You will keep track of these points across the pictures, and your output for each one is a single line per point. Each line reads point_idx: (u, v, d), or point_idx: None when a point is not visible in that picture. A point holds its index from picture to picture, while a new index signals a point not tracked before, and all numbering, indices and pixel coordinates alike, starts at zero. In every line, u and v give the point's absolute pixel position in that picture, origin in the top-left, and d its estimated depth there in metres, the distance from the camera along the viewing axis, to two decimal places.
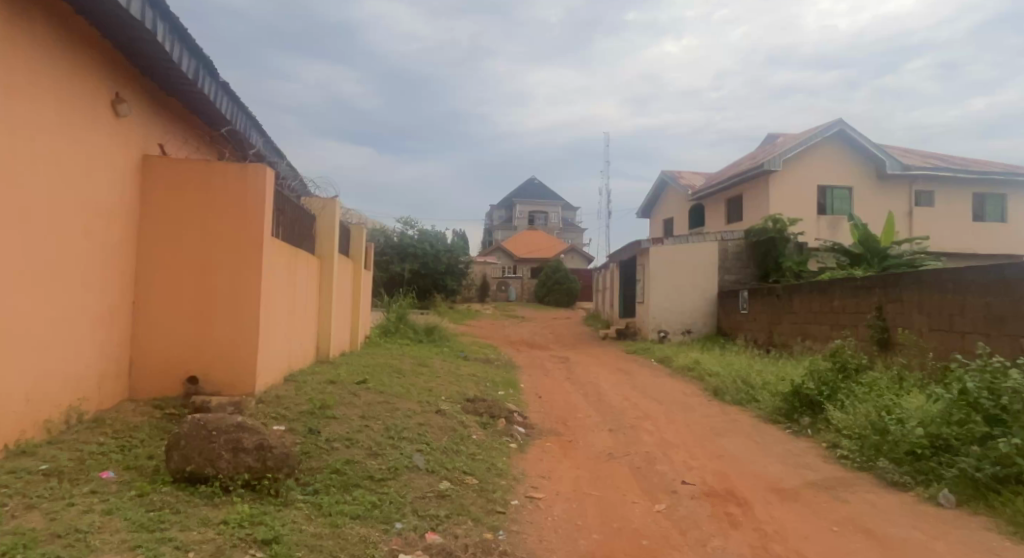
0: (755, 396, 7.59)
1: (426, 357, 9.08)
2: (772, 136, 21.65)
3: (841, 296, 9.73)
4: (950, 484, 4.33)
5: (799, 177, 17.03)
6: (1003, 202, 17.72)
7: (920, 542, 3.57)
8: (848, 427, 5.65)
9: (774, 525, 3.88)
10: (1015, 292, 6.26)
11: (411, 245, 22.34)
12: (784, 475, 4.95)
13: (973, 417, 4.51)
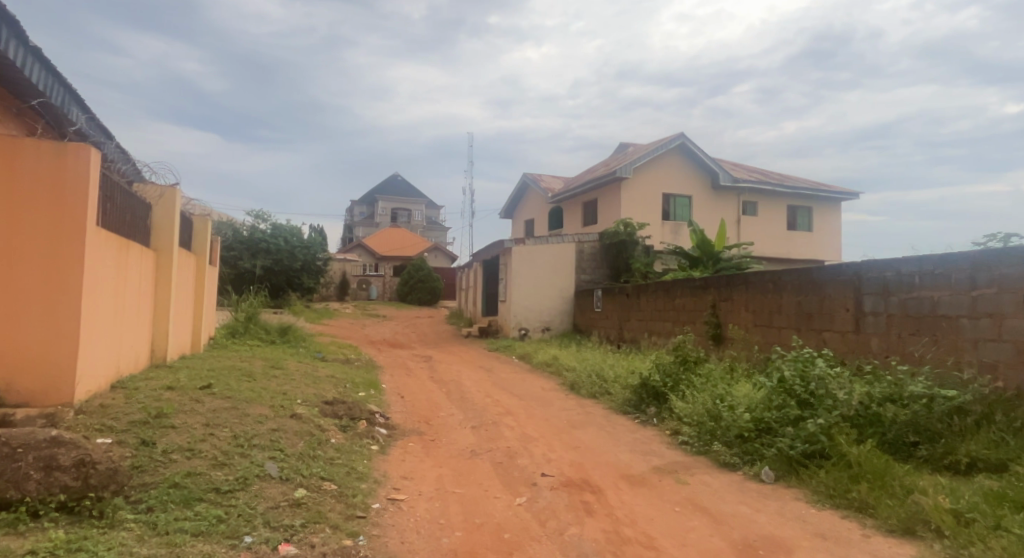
0: (608, 388, 8.07)
1: (279, 358, 8.56)
2: (624, 145, 23.17)
3: (681, 295, 10.66)
4: (770, 462, 4.89)
5: (647, 184, 18.38)
6: (810, 214, 20.40)
7: (746, 515, 4.00)
8: (687, 415, 6.19)
9: (624, 510, 4.15)
10: (819, 291, 7.26)
11: (263, 239, 20.93)
12: (632, 462, 5.32)
13: (788, 403, 5.21)
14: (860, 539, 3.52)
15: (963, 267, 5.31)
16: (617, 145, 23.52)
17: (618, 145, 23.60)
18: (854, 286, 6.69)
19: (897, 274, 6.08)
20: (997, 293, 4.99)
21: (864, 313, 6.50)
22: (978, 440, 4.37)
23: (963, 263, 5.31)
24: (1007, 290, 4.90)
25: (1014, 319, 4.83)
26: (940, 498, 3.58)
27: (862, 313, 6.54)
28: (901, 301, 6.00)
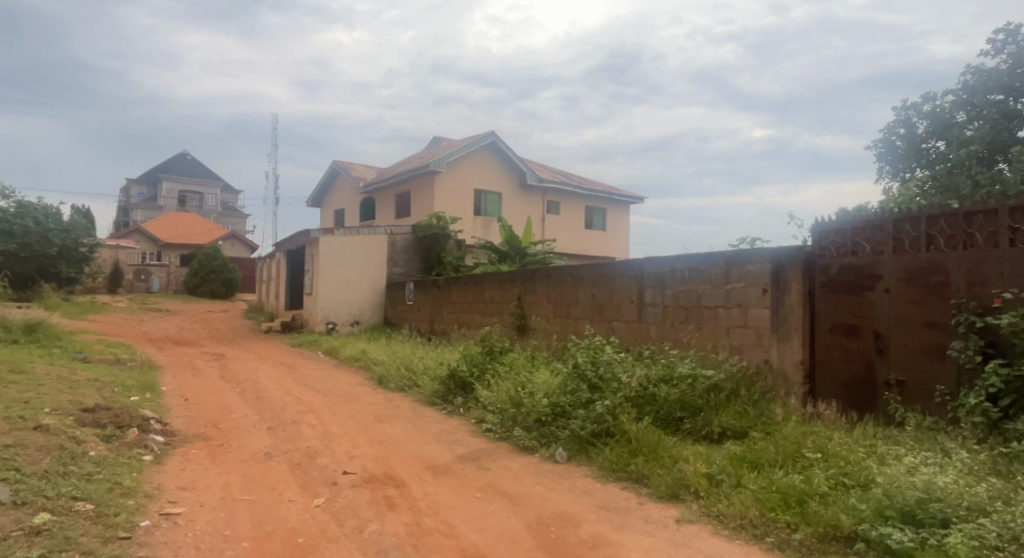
0: (416, 381, 8.05)
1: (23, 361, 7.15)
2: (438, 139, 23.31)
3: (489, 288, 11.03)
4: (563, 443, 5.24)
5: (459, 179, 18.69)
6: (604, 215, 22.37)
7: (541, 495, 4.24)
8: (491, 403, 6.40)
9: (427, 501, 4.15)
10: (610, 284, 7.97)
11: (4, 219, 17.30)
12: (437, 452, 5.35)
13: (581, 387, 5.66)
14: (636, 507, 3.93)
15: (720, 263, 6.20)
16: (431, 138, 23.62)
17: (433, 139, 23.71)
18: (637, 280, 7.45)
19: (671, 270, 6.90)
20: (744, 286, 5.91)
21: (646, 304, 7.28)
22: (728, 412, 5.15)
23: (720, 260, 6.19)
24: (752, 284, 5.82)
25: (756, 308, 5.75)
26: (697, 464, 4.14)
27: (644, 304, 7.31)
28: (674, 293, 6.82)
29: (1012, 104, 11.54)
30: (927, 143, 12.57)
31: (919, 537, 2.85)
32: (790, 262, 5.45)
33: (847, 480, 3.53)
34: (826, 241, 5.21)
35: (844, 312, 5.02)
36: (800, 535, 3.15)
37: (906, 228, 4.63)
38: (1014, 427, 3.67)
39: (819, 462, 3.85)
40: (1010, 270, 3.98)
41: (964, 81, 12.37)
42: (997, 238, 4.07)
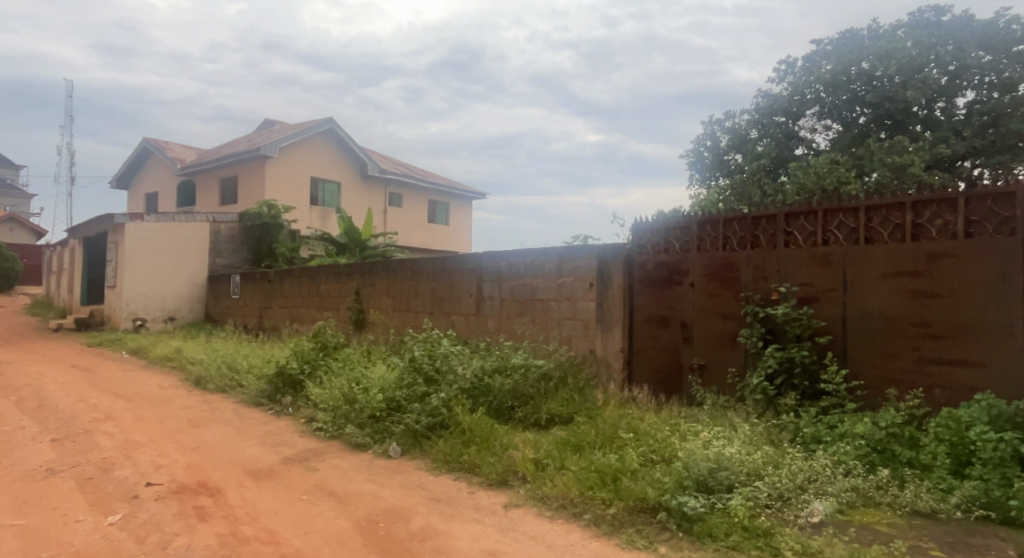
0: (240, 381, 7.45)
1: None
2: (270, 121, 21.79)
3: (325, 280, 10.54)
4: (397, 437, 5.16)
5: (293, 166, 17.64)
6: (447, 210, 22.44)
7: (371, 493, 4.14)
8: (323, 401, 6.11)
9: (245, 508, 3.85)
10: (449, 278, 8.01)
11: None
12: (260, 456, 5.01)
13: (417, 380, 5.61)
14: (467, 496, 3.99)
15: (552, 259, 6.50)
16: (263, 120, 22.02)
17: (264, 121, 22.11)
18: (476, 275, 7.56)
19: (508, 264, 7.09)
20: (573, 280, 6.27)
21: (484, 297, 7.42)
22: (556, 399, 5.44)
23: (552, 256, 6.50)
24: (580, 278, 6.19)
25: (584, 301, 6.14)
26: (526, 450, 4.31)
27: (482, 297, 7.45)
28: (511, 287, 7.03)
29: (792, 126, 13.54)
30: (728, 155, 14.32)
31: (709, 503, 3.21)
32: (613, 258, 5.89)
33: (654, 456, 3.89)
34: (644, 240, 5.69)
35: (657, 304, 5.53)
36: (612, 510, 3.37)
37: (708, 229, 5.20)
38: (785, 402, 4.30)
39: (632, 441, 4.21)
40: (785, 267, 4.64)
41: (756, 103, 14.31)
42: (776, 240, 4.72)
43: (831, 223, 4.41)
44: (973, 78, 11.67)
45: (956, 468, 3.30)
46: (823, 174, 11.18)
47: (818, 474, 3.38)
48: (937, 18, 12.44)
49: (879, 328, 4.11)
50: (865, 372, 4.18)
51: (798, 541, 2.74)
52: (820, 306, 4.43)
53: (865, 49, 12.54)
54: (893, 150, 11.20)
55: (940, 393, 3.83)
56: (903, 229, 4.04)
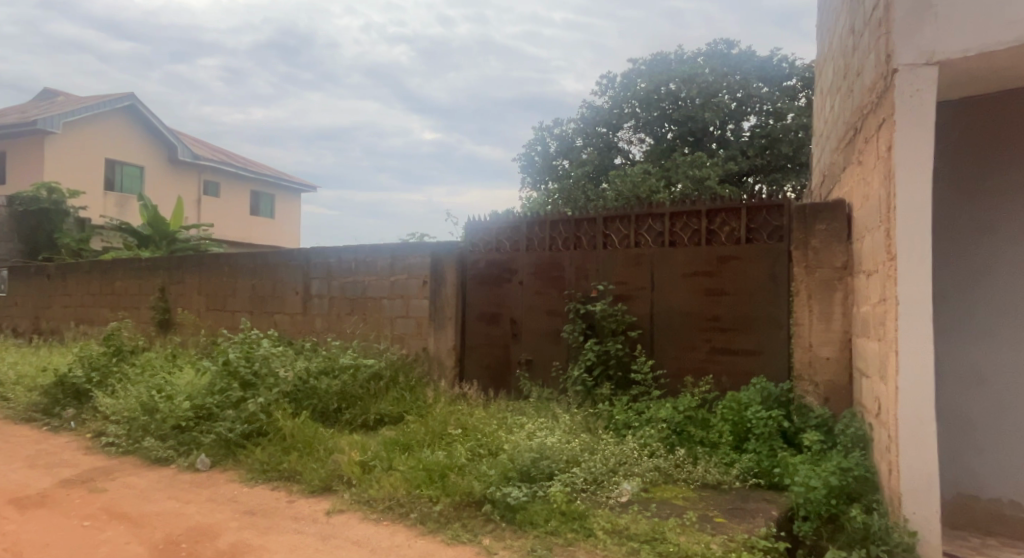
0: (4, 394, 6.28)
1: None
2: (53, 91, 18.74)
3: (122, 277, 9.29)
4: (206, 449, 4.68)
5: (82, 144, 15.33)
6: (272, 202, 20.98)
7: (172, 511, 3.71)
8: (115, 412, 5.36)
9: (3, 544, 3.24)
10: (271, 274, 7.47)
11: None
12: (29, 480, 4.25)
13: (231, 385, 5.10)
14: (286, 506, 3.74)
15: (385, 256, 6.35)
16: (43, 90, 18.86)
17: (45, 90, 18.96)
18: (302, 272, 7.13)
19: (337, 261, 6.78)
20: (406, 278, 6.18)
21: (311, 295, 7.04)
22: (386, 399, 5.32)
23: (385, 253, 6.35)
24: (413, 276, 6.12)
25: (416, 298, 6.08)
26: (352, 453, 4.14)
27: (309, 296, 7.06)
28: (341, 285, 6.74)
29: (612, 137, 14.64)
30: (557, 161, 15.13)
31: (531, 491, 3.33)
32: (446, 256, 5.91)
33: (481, 449, 3.96)
34: (476, 239, 5.78)
35: (488, 301, 5.65)
36: (439, 507, 3.35)
37: (536, 230, 5.42)
38: (600, 392, 4.63)
39: (461, 437, 4.25)
40: (603, 267, 4.98)
41: (581, 114, 15.28)
42: (596, 241, 5.05)
43: (641, 227, 4.83)
44: (755, 106, 13.61)
45: (736, 444, 3.80)
46: (638, 183, 12.30)
47: (628, 457, 3.68)
48: (727, 50, 14.31)
49: (680, 322, 4.59)
50: (668, 362, 4.64)
51: (609, 520, 2.95)
52: (632, 303, 4.83)
53: (672, 70, 14.12)
54: (694, 164, 12.59)
55: (726, 379, 4.37)
56: (700, 234, 4.54)
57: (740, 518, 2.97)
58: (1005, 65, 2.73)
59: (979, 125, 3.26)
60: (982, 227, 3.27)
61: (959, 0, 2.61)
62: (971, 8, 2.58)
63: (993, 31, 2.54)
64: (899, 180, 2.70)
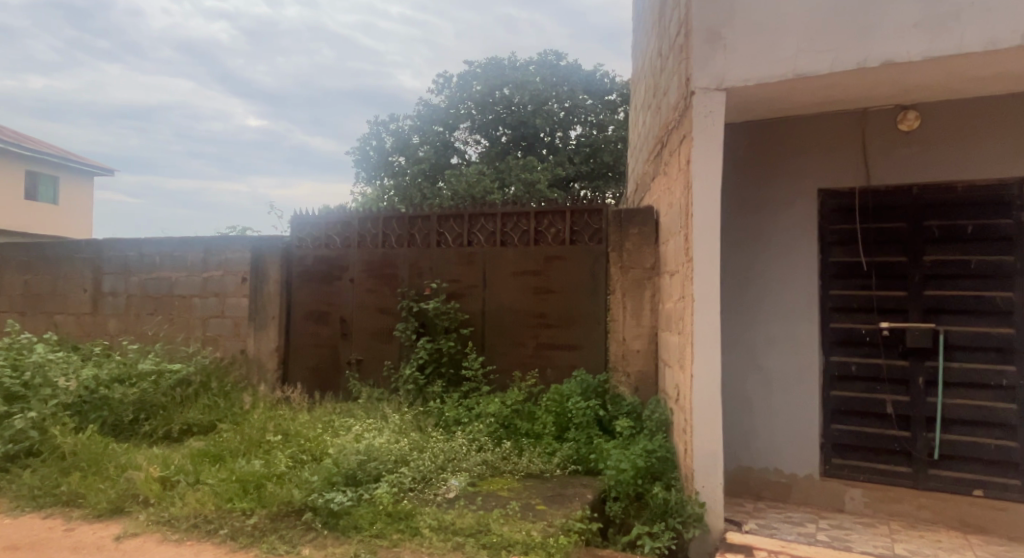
0: None
1: None
2: None
3: None
4: None
5: None
6: (55, 185, 18.07)
7: None
8: None
9: None
10: (51, 268, 6.41)
11: None
12: None
13: None
14: (61, 536, 3.23)
15: (196, 251, 5.76)
16: None
17: None
18: (92, 267, 6.21)
19: (138, 255, 6.01)
20: (221, 275, 5.66)
21: (104, 293, 6.17)
22: (194, 407, 4.82)
23: (196, 247, 5.76)
24: (230, 272, 5.62)
25: (233, 297, 5.60)
26: (150, 469, 3.67)
27: (100, 294, 6.17)
28: (141, 282, 5.99)
29: (448, 136, 14.69)
30: (392, 157, 14.90)
31: (356, 495, 3.22)
32: (268, 252, 5.52)
33: (303, 456, 3.75)
34: (303, 234, 5.47)
35: (315, 300, 5.37)
36: (253, 520, 3.11)
37: (368, 227, 5.26)
38: (432, 390, 4.63)
39: (280, 444, 3.98)
40: (437, 265, 4.98)
41: (418, 111, 15.21)
42: (429, 239, 5.03)
43: (474, 227, 4.90)
44: (581, 116, 14.53)
45: (558, 434, 4.02)
46: (473, 183, 12.53)
47: (456, 453, 3.72)
48: (556, 61, 15.13)
49: (509, 319, 4.74)
50: (497, 358, 4.77)
51: (434, 517, 2.95)
52: (464, 301, 4.89)
53: (506, 76, 14.60)
54: (526, 168, 13.13)
55: (550, 373, 4.62)
56: (529, 234, 4.72)
57: (558, 504, 3.14)
58: (776, 96, 3.19)
59: (759, 146, 3.77)
60: (760, 233, 3.78)
61: (744, 35, 3.00)
62: (752, 43, 2.98)
63: (768, 65, 2.95)
64: (697, 191, 3.03)
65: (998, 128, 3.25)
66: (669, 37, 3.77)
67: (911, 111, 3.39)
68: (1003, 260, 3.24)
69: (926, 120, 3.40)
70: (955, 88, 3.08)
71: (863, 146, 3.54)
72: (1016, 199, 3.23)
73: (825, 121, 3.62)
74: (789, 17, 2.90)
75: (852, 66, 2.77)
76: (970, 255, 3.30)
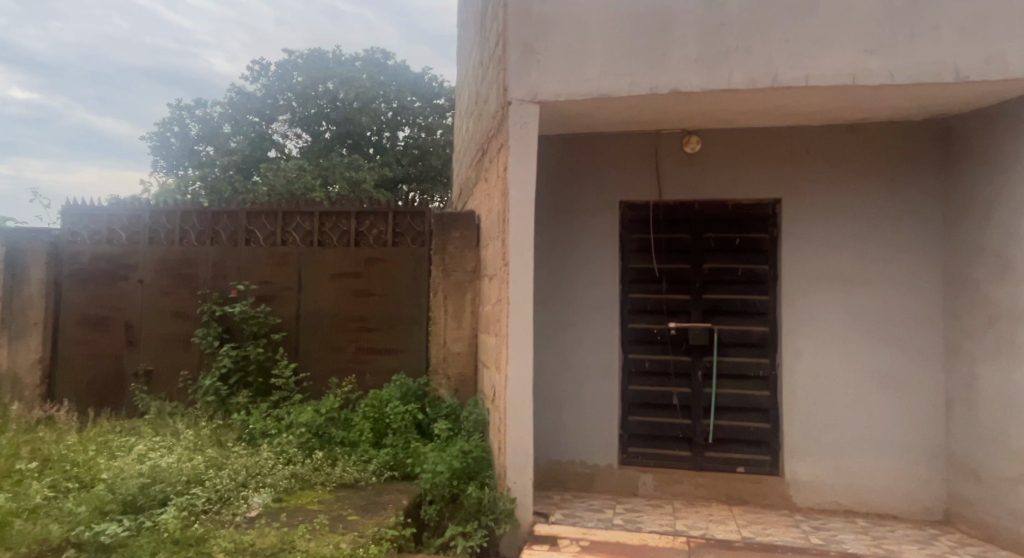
0: None
1: None
2: None
3: None
4: None
5: None
6: None
7: None
8: None
9: None
10: None
11: None
12: None
13: None
14: None
15: None
16: None
17: None
18: None
19: None
20: None
21: None
22: None
23: None
24: None
25: None
26: None
27: None
28: None
29: (264, 128, 13.68)
30: (199, 146, 13.55)
31: (135, 524, 2.82)
32: (30, 246, 4.67)
33: (69, 483, 3.22)
34: (78, 227, 4.72)
35: (92, 303, 4.65)
36: None
37: (161, 221, 4.67)
38: (236, 401, 4.26)
39: (39, 472, 3.38)
40: (245, 265, 4.58)
41: (230, 98, 14.00)
42: (237, 237, 4.62)
43: (289, 225, 4.59)
44: (408, 118, 14.39)
45: (375, 440, 3.91)
46: (291, 179, 11.83)
47: (261, 467, 3.45)
48: (383, 60, 14.88)
49: (326, 323, 4.52)
50: (312, 365, 4.52)
51: (231, 539, 2.68)
52: (275, 304, 4.56)
53: (330, 70, 14.02)
54: (351, 166, 12.70)
55: (369, 378, 4.48)
56: (349, 235, 4.54)
57: (371, 512, 3.05)
58: (584, 113, 3.43)
59: (571, 159, 4.02)
60: (571, 240, 4.02)
61: (556, 53, 3.17)
62: (562, 61, 3.16)
63: (576, 83, 3.15)
64: (513, 198, 3.14)
65: (760, 156, 3.81)
66: (490, 47, 3.87)
67: (693, 136, 3.83)
68: (762, 269, 3.81)
69: (706, 144, 3.88)
70: (728, 119, 3.55)
71: (658, 165, 3.93)
72: (771, 217, 3.82)
73: (627, 139, 3.96)
74: (594, 40, 3.13)
75: (646, 92, 3.07)
76: (738, 263, 3.84)
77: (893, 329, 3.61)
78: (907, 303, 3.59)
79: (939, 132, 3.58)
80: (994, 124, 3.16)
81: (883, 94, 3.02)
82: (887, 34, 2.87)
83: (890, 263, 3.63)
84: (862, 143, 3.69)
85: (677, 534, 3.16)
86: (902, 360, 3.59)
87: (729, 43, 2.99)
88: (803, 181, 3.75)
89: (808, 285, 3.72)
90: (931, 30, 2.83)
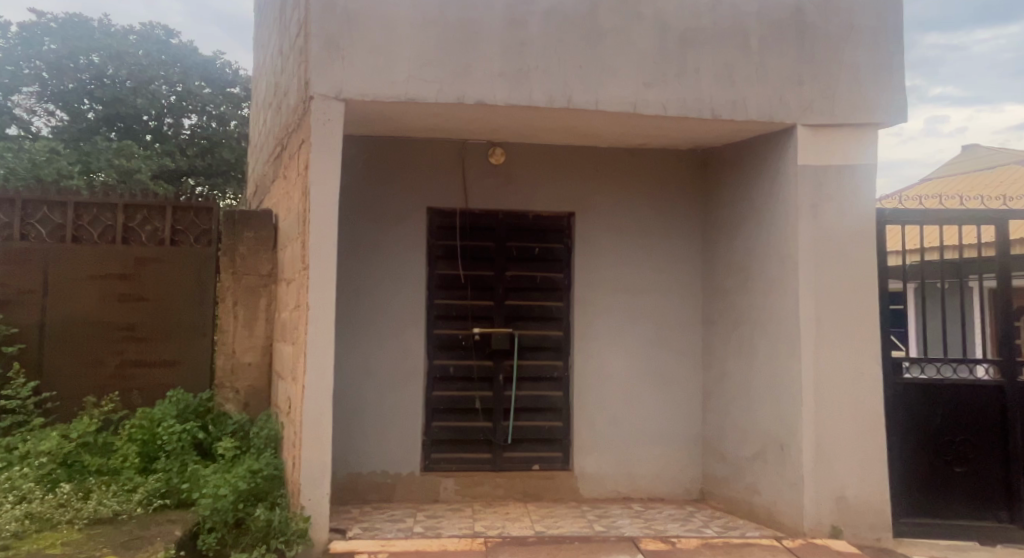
0: None
1: None
2: None
3: None
4: None
5: None
6: None
7: None
8: None
9: None
10: None
11: None
12: None
13: None
14: None
15: None
16: None
17: None
18: None
19: None
20: None
21: None
22: None
23: None
24: None
25: None
26: None
27: None
28: None
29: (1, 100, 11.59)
30: None
31: None
32: None
33: None
34: None
35: None
36: None
37: None
38: None
39: None
40: None
41: None
42: None
43: (31, 215, 3.80)
44: (196, 104, 12.92)
45: (143, 466, 3.40)
46: (39, 162, 10.01)
47: None
48: (166, 38, 13.23)
49: (82, 333, 3.85)
50: (61, 382, 3.82)
51: None
52: (10, 309, 3.76)
53: (94, 41, 12.17)
54: (121, 153, 11.08)
55: (136, 395, 3.92)
56: (113, 230, 3.92)
57: (134, 550, 2.63)
58: (390, 116, 3.37)
59: (377, 161, 3.93)
60: (376, 244, 3.92)
61: (362, 51, 3.07)
62: (368, 60, 3.07)
63: (383, 84, 3.09)
64: (314, 198, 2.97)
65: (557, 171, 4.08)
66: (290, 35, 3.63)
67: (497, 148, 3.98)
68: (558, 277, 4.08)
69: (510, 157, 4.05)
70: (530, 134, 3.74)
71: (464, 173, 4.01)
72: (566, 229, 4.11)
73: (434, 146, 3.99)
74: (402, 43, 3.09)
75: (452, 100, 3.12)
76: (536, 271, 4.07)
77: (664, 331, 4.10)
78: (675, 308, 4.11)
79: (699, 161, 4.17)
80: (739, 158, 3.77)
81: (657, 124, 3.43)
82: (660, 72, 3.26)
83: (662, 274, 4.12)
84: (641, 166, 4.14)
85: (475, 536, 3.22)
86: (670, 359, 4.09)
87: (529, 62, 3.16)
88: (593, 197, 4.10)
89: (596, 293, 4.07)
90: (693, 72, 3.29)
